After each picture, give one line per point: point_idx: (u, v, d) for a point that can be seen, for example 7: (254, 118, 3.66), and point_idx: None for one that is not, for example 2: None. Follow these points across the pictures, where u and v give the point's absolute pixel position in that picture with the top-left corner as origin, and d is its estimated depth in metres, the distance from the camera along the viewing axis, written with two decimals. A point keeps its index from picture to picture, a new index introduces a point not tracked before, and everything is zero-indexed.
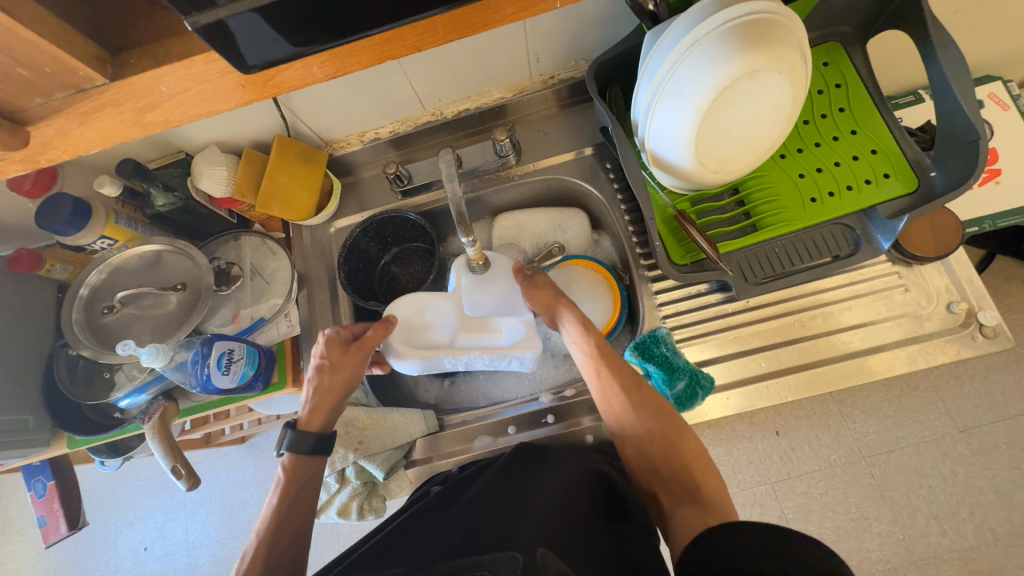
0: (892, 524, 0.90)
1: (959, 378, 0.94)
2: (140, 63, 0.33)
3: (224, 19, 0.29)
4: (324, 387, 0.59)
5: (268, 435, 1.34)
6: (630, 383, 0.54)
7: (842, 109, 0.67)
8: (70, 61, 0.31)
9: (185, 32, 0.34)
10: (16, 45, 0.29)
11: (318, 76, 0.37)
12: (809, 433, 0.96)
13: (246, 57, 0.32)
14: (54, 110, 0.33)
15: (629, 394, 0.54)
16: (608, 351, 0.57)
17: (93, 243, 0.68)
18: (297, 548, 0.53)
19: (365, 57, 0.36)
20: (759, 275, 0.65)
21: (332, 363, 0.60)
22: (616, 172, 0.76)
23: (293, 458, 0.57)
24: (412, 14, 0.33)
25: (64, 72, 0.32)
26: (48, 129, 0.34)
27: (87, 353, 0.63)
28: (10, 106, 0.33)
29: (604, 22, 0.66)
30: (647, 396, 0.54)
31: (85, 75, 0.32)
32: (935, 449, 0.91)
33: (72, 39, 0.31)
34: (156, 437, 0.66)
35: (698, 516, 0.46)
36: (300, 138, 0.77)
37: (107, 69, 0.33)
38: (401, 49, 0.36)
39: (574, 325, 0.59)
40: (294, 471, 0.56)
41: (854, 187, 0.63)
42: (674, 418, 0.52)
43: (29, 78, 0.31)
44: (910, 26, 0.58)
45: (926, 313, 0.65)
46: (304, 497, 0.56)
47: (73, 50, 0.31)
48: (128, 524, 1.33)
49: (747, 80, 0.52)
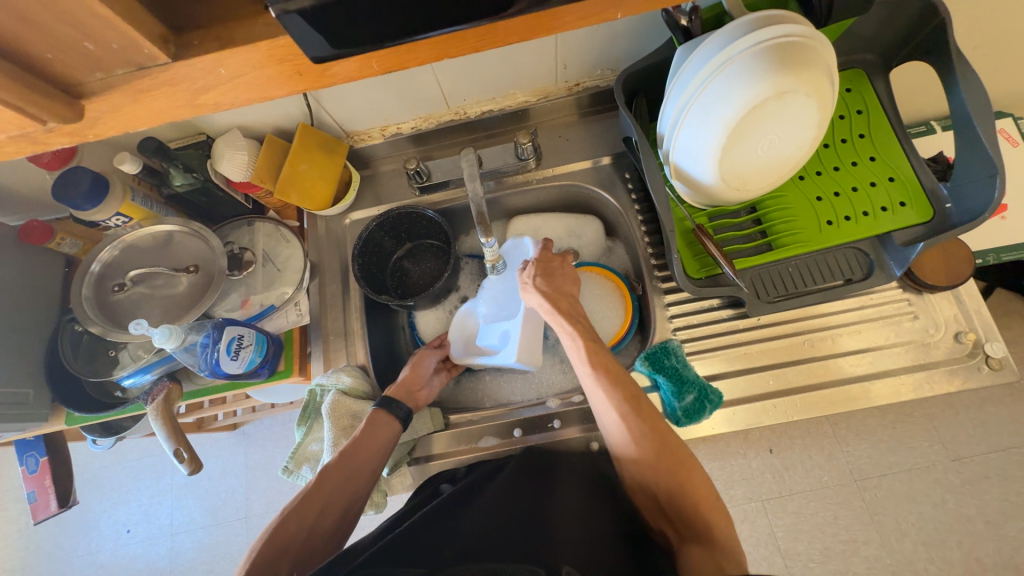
0: (880, 548, 0.91)
1: (954, 408, 0.95)
2: (203, 44, 0.33)
3: (278, 15, 0.28)
4: (405, 376, 0.70)
5: (261, 423, 1.33)
6: (631, 415, 0.53)
7: (862, 135, 0.68)
8: (137, 39, 0.31)
9: (245, 17, 0.34)
10: (87, 17, 0.28)
11: (375, 70, 0.36)
12: (804, 452, 0.97)
13: (308, 50, 0.32)
14: (110, 86, 0.33)
15: (629, 426, 0.53)
16: (616, 375, 0.56)
17: (108, 219, 0.68)
18: (354, 486, 0.60)
19: (424, 54, 0.35)
20: (771, 294, 0.65)
21: (414, 359, 0.72)
22: (635, 182, 0.76)
23: (377, 412, 0.64)
24: (481, 17, 0.32)
25: (129, 49, 0.31)
26: (102, 104, 0.34)
27: (96, 330, 0.63)
28: (68, 79, 0.32)
29: (635, 34, 0.67)
30: (648, 428, 0.53)
31: (149, 54, 0.32)
32: (926, 476, 0.92)
33: (140, 16, 0.31)
34: (159, 419, 0.66)
35: (710, 557, 0.46)
36: (323, 128, 0.77)
37: (170, 49, 0.33)
38: (460, 49, 0.35)
39: (573, 349, 0.59)
40: (376, 423, 0.63)
41: (870, 213, 0.64)
42: (678, 451, 0.52)
43: (93, 52, 0.31)
44: (935, 58, 0.59)
45: (933, 341, 0.66)
46: (374, 447, 0.62)
47: (140, 27, 0.31)
48: (112, 505, 1.31)
49: (775, 101, 0.53)
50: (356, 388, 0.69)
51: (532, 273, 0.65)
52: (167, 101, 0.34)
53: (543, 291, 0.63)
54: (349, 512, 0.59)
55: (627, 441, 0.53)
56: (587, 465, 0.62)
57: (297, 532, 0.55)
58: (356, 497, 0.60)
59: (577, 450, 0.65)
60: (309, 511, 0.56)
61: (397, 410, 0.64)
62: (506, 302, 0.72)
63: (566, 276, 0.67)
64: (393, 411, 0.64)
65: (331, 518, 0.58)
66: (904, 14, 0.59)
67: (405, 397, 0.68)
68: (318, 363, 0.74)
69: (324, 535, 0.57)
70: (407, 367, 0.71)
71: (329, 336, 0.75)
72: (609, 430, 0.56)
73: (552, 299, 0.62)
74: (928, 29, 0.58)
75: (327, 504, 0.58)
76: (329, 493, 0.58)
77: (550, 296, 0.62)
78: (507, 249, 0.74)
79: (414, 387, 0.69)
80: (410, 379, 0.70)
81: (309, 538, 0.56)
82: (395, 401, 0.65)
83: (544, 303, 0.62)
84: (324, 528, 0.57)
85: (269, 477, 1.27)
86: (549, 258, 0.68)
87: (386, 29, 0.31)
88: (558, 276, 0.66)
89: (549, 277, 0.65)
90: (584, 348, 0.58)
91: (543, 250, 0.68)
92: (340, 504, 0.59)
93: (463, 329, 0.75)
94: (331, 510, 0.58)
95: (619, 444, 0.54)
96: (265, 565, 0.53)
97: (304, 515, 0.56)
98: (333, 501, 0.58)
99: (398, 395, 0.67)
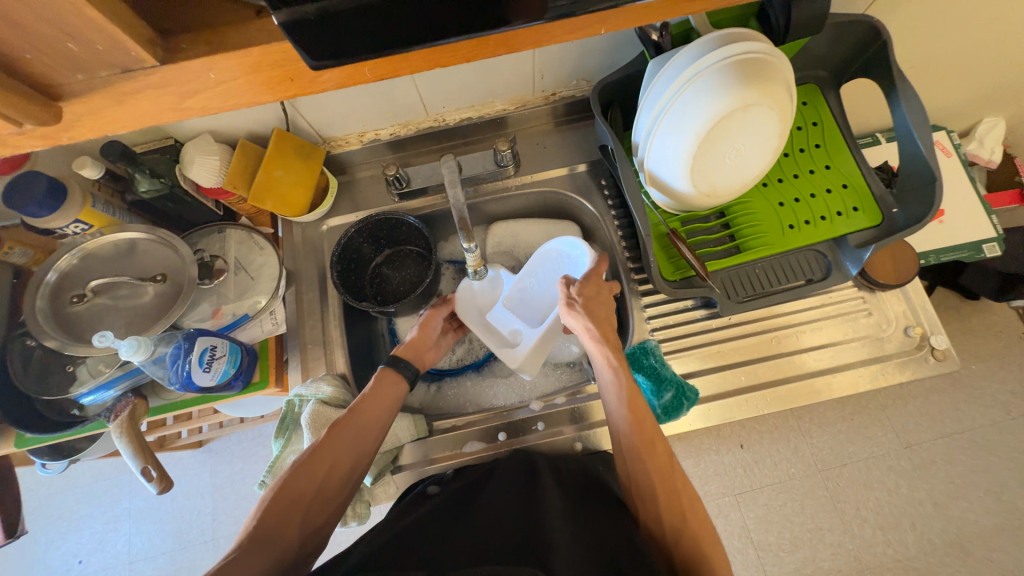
0: (843, 534, 0.96)
1: (904, 398, 1.01)
2: (193, 48, 0.33)
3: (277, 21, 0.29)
4: (414, 337, 0.70)
5: (228, 440, 1.26)
6: (665, 475, 0.54)
7: (818, 145, 0.73)
8: (124, 41, 0.30)
9: (237, 23, 0.34)
10: (73, 19, 0.28)
11: (367, 77, 0.36)
12: (771, 446, 1.01)
13: (307, 57, 0.32)
14: (92, 89, 0.32)
15: (656, 485, 0.54)
16: (653, 432, 0.56)
17: (65, 227, 0.64)
18: (365, 442, 0.59)
19: (416, 62, 0.36)
20: (740, 294, 0.69)
21: (423, 318, 0.71)
22: (611, 188, 0.79)
23: (386, 370, 0.65)
24: (476, 30, 0.32)
25: (115, 51, 0.31)
26: (81, 107, 0.33)
27: (53, 345, 0.59)
28: (45, 79, 0.31)
29: (609, 48, 0.70)
30: (676, 489, 0.54)
31: (136, 56, 0.31)
32: (881, 464, 0.98)
33: (128, 18, 0.30)
34: (124, 436, 0.62)
35: None
36: (298, 133, 0.75)
37: (158, 53, 0.32)
38: (449, 59, 0.36)
39: (613, 386, 0.58)
40: (384, 381, 0.64)
41: (827, 218, 0.69)
42: (704, 520, 0.53)
43: (75, 54, 0.30)
44: (879, 76, 0.64)
45: (886, 335, 0.71)
46: (385, 402, 0.62)
47: (128, 29, 0.30)
48: (61, 535, 1.22)
49: (740, 113, 0.56)
50: (337, 397, 0.68)
51: (577, 294, 0.63)
52: (150, 104, 0.33)
53: (576, 313, 0.61)
54: (357, 470, 0.58)
55: (654, 498, 0.54)
56: (574, 460, 0.65)
57: (307, 487, 0.54)
58: (365, 455, 0.59)
59: (560, 450, 0.68)
60: (320, 464, 0.55)
61: (404, 368, 0.66)
62: (532, 302, 0.73)
63: (603, 305, 0.64)
64: (401, 371, 0.65)
65: (342, 473, 0.56)
66: (851, 36, 0.64)
67: (413, 357, 0.69)
68: (295, 373, 0.73)
69: (334, 492, 0.56)
70: (415, 327, 0.71)
71: (307, 345, 0.74)
72: (637, 484, 0.55)
73: (600, 327, 0.61)
74: (872, 50, 0.64)
75: (337, 459, 0.56)
76: (340, 449, 0.57)
77: (594, 326, 0.61)
78: (546, 259, 0.73)
79: (422, 349, 0.70)
80: (419, 340, 0.70)
81: (321, 493, 0.54)
82: (403, 361, 0.66)
83: (591, 326, 0.60)
84: (332, 485, 0.56)
85: (238, 496, 1.22)
86: (598, 286, 0.65)
87: (374, 41, 0.31)
88: (588, 303, 0.63)
89: (592, 302, 0.63)
90: (625, 386, 0.58)
91: (593, 275, 0.65)
92: (352, 456, 0.57)
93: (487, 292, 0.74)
94: (341, 465, 0.56)
95: (646, 498, 0.54)
96: (276, 520, 0.51)
97: (317, 467, 0.55)
98: (343, 457, 0.57)
99: (407, 354, 0.68)
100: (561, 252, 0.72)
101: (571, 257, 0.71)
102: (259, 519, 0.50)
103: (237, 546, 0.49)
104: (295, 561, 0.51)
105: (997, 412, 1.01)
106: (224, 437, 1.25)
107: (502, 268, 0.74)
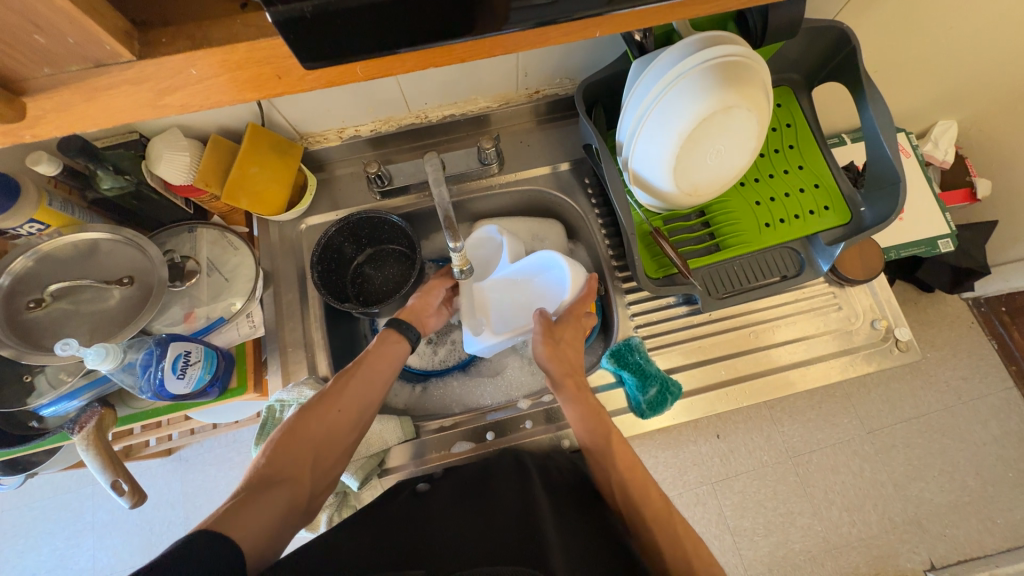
0: (813, 517, 1.01)
1: (867, 386, 1.07)
2: (173, 43, 0.32)
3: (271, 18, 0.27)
4: (415, 302, 0.73)
5: (200, 447, 1.21)
6: (662, 520, 0.54)
7: (791, 146, 0.75)
8: (99, 34, 0.29)
9: (220, 17, 0.33)
10: (44, 11, 0.26)
11: (358, 75, 0.35)
12: (746, 435, 1.05)
13: (300, 59, 0.31)
14: (62, 83, 0.31)
15: (654, 527, 0.54)
16: (638, 470, 0.58)
17: (19, 227, 0.60)
18: (370, 392, 0.62)
19: (410, 62, 0.35)
20: (721, 291, 0.71)
21: (425, 286, 0.75)
22: (594, 187, 0.79)
23: (388, 332, 0.67)
24: (469, 34, 0.32)
25: (89, 45, 0.29)
26: (48, 103, 0.31)
27: (9, 354, 0.55)
28: (9, 73, 0.30)
29: (593, 48, 0.70)
30: (676, 532, 0.53)
31: (112, 50, 0.30)
32: (846, 449, 1.03)
33: (103, 10, 0.29)
34: (90, 449, 0.59)
35: None
36: (273, 129, 0.72)
37: (135, 46, 0.31)
38: (444, 59, 0.36)
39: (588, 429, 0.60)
40: (387, 340, 0.66)
41: (800, 217, 0.71)
42: (710, 566, 0.51)
43: (43, 48, 0.29)
44: (849, 79, 0.66)
45: (854, 328, 0.75)
46: (389, 358, 0.65)
47: (101, 22, 0.29)
48: (17, 554, 1.15)
49: (721, 114, 0.58)
50: None
51: (549, 332, 0.65)
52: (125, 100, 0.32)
53: (552, 356, 0.63)
54: (363, 418, 0.61)
55: (653, 539, 0.53)
56: (564, 459, 0.65)
57: (316, 431, 0.56)
58: (372, 404, 0.62)
59: (549, 449, 0.68)
60: (328, 411, 0.58)
61: (410, 333, 0.68)
62: (513, 295, 0.72)
63: (576, 351, 0.66)
64: (403, 332, 0.67)
65: (348, 418, 0.59)
66: (822, 41, 0.66)
67: (416, 321, 0.71)
68: (274, 377, 0.71)
69: (342, 436, 0.58)
70: (416, 296, 0.74)
71: (287, 348, 0.72)
72: (635, 527, 0.55)
73: (571, 376, 0.64)
74: (841, 55, 0.66)
75: (344, 407, 0.59)
76: (347, 398, 0.60)
77: (567, 371, 0.64)
78: (535, 265, 0.70)
79: (422, 314, 0.72)
80: (420, 305, 0.73)
81: (329, 437, 0.57)
82: (406, 324, 0.68)
83: (564, 373, 0.63)
84: (340, 430, 0.58)
85: (212, 504, 1.17)
86: (574, 328, 0.67)
87: (367, 43, 0.31)
88: (561, 347, 0.65)
89: (561, 349, 0.65)
90: (604, 427, 0.60)
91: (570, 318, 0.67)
92: (358, 404, 0.60)
93: (487, 257, 0.76)
94: (348, 412, 0.59)
95: (647, 545, 0.53)
96: (286, 459, 0.53)
97: (325, 413, 0.58)
98: (350, 406, 0.59)
99: (408, 317, 0.71)
100: (547, 263, 0.69)
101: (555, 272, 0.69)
102: (270, 458, 0.53)
103: (247, 483, 0.51)
104: (305, 499, 0.53)
105: (949, 397, 1.08)
106: (195, 444, 1.20)
107: (506, 239, 0.72)
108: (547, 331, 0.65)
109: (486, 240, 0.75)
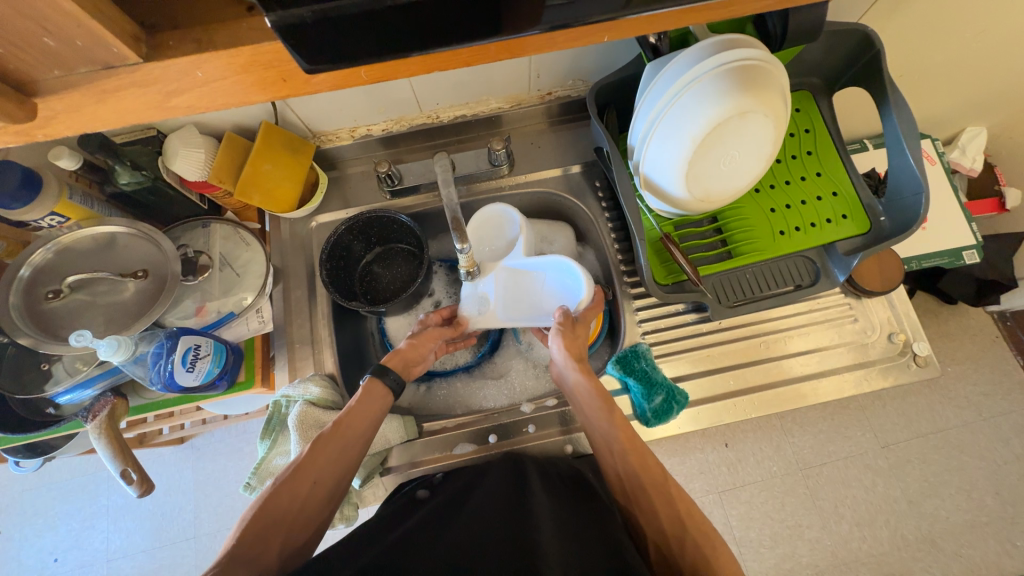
0: (821, 530, 0.99)
1: (883, 399, 1.04)
2: (179, 46, 0.32)
3: (271, 23, 0.27)
4: (406, 348, 0.67)
5: (212, 436, 1.24)
6: (659, 485, 0.53)
7: (810, 152, 0.73)
8: (106, 38, 0.29)
9: (230, 20, 0.34)
10: (52, 14, 0.27)
11: (363, 80, 0.35)
12: (755, 445, 1.03)
13: (302, 62, 0.31)
14: (71, 85, 0.32)
15: (651, 495, 0.53)
16: (639, 446, 0.56)
17: (41, 219, 0.62)
18: (348, 455, 0.56)
19: (415, 67, 0.35)
20: (731, 299, 0.69)
21: (418, 332, 0.69)
22: (605, 191, 0.78)
23: (373, 383, 0.61)
24: (472, 39, 0.32)
25: (98, 48, 0.30)
26: (59, 103, 0.32)
27: (27, 342, 0.56)
28: (22, 75, 0.31)
29: (606, 50, 0.69)
30: (671, 496, 0.52)
31: (119, 53, 0.31)
32: (859, 462, 1.01)
33: (112, 14, 0.30)
34: (103, 438, 0.62)
35: None
36: (287, 127, 0.73)
37: (142, 49, 0.32)
38: (450, 63, 0.36)
39: (603, 416, 0.58)
40: (371, 395, 0.60)
41: (817, 225, 0.70)
42: (706, 530, 0.50)
43: (55, 50, 0.30)
44: (871, 85, 0.64)
45: (870, 341, 0.73)
46: (369, 415, 0.59)
47: (110, 26, 0.29)
48: (35, 533, 1.20)
49: (737, 120, 0.57)
50: (326, 398, 0.66)
51: (567, 327, 0.64)
52: (133, 102, 0.33)
53: (570, 348, 0.62)
54: (340, 487, 0.55)
55: (651, 509, 0.52)
56: (559, 462, 0.65)
57: (287, 509, 0.50)
58: (350, 467, 0.56)
59: (551, 453, 0.68)
60: (302, 484, 0.52)
61: (389, 380, 0.62)
62: (523, 282, 0.70)
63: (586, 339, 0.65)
64: (388, 384, 0.62)
65: (325, 487, 0.53)
66: (844, 45, 0.64)
67: (401, 370, 0.66)
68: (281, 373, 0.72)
69: (315, 511, 0.52)
70: (406, 340, 0.68)
71: (294, 344, 0.73)
72: (636, 497, 0.54)
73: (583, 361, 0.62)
74: (864, 59, 0.64)
75: (319, 478, 0.53)
76: (320, 467, 0.53)
77: (578, 358, 0.62)
78: (549, 258, 0.67)
79: (410, 362, 0.67)
80: (410, 354, 0.67)
81: (304, 508, 0.51)
82: (391, 372, 0.63)
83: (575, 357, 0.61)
84: (318, 499, 0.53)
85: (222, 493, 1.19)
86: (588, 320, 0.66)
87: (368, 48, 0.31)
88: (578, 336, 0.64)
89: (573, 337, 0.63)
90: (614, 412, 0.58)
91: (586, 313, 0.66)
92: (335, 470, 0.54)
93: (495, 237, 0.74)
94: (324, 483, 0.53)
95: (648, 514, 0.52)
96: (252, 546, 0.47)
97: (295, 490, 0.51)
98: (325, 476, 0.54)
99: (395, 365, 0.65)
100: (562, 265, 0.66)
101: (568, 273, 0.67)
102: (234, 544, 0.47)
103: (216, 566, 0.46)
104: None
105: (969, 413, 1.04)
106: (207, 433, 1.23)
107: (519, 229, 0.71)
108: (566, 327, 0.64)
109: (501, 220, 0.73)
